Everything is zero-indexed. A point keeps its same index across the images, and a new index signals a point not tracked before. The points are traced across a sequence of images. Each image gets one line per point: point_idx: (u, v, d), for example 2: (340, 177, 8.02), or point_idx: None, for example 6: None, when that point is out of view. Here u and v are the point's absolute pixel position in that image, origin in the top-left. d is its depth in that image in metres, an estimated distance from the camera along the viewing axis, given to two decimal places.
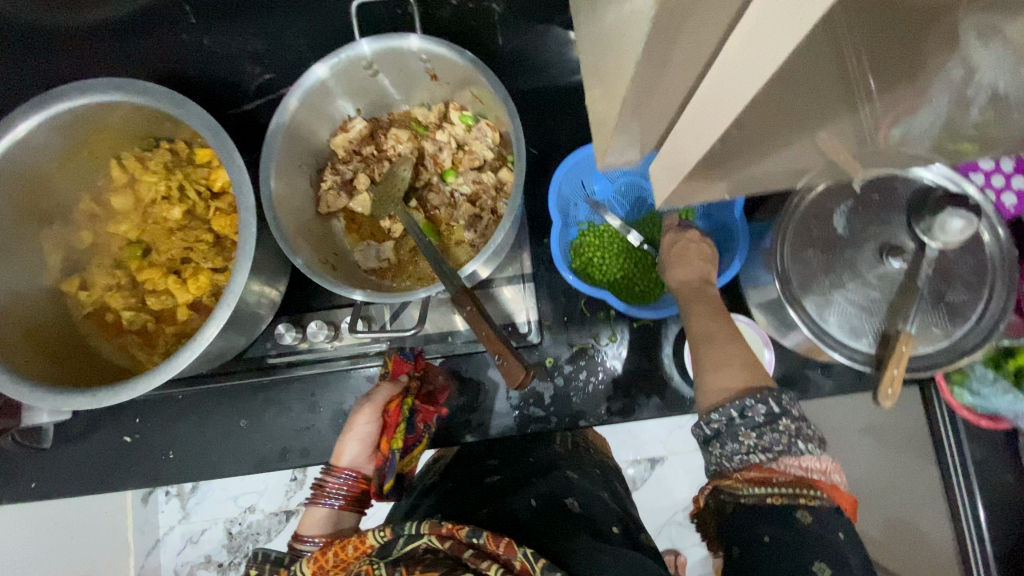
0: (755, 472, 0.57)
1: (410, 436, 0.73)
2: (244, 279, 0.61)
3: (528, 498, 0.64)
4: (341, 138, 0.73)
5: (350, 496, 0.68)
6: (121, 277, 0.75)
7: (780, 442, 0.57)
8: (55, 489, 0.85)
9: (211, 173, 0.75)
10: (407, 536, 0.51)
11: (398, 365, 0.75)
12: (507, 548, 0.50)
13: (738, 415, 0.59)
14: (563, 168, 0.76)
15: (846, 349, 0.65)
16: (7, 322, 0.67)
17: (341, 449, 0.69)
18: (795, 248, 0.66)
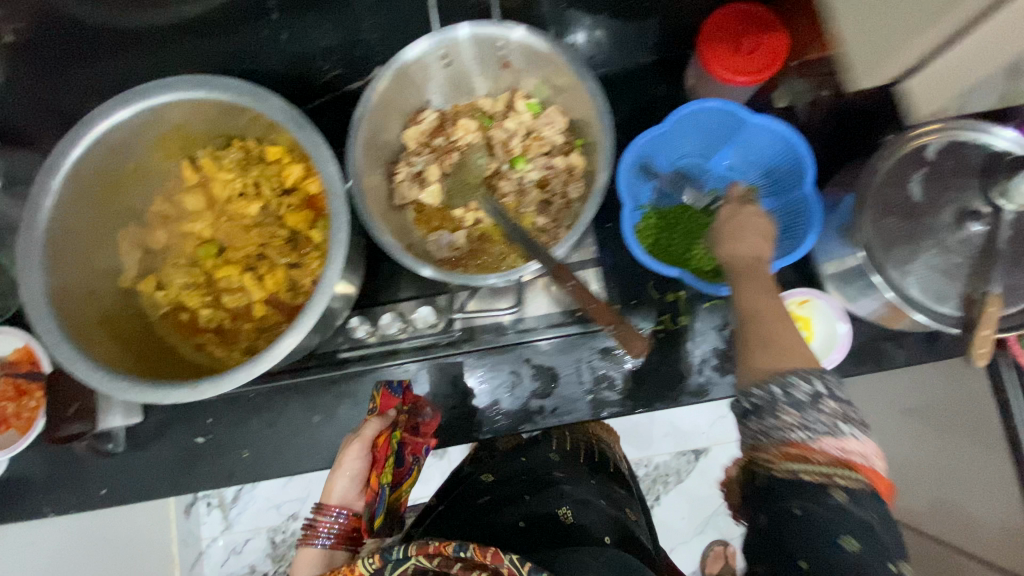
0: (793, 449, 0.51)
1: (400, 470, 0.68)
2: (338, 267, 0.62)
3: (515, 517, 0.65)
4: (413, 130, 0.75)
5: (342, 536, 0.66)
6: (197, 276, 0.76)
7: (823, 422, 0.50)
8: (126, 494, 0.84)
9: (282, 170, 0.75)
10: (394, 561, 0.47)
11: (386, 399, 0.74)
12: (494, 557, 0.46)
13: (782, 392, 0.52)
14: (632, 148, 0.76)
15: (929, 312, 0.64)
16: (92, 321, 0.67)
17: (330, 488, 0.67)
18: (875, 216, 0.67)
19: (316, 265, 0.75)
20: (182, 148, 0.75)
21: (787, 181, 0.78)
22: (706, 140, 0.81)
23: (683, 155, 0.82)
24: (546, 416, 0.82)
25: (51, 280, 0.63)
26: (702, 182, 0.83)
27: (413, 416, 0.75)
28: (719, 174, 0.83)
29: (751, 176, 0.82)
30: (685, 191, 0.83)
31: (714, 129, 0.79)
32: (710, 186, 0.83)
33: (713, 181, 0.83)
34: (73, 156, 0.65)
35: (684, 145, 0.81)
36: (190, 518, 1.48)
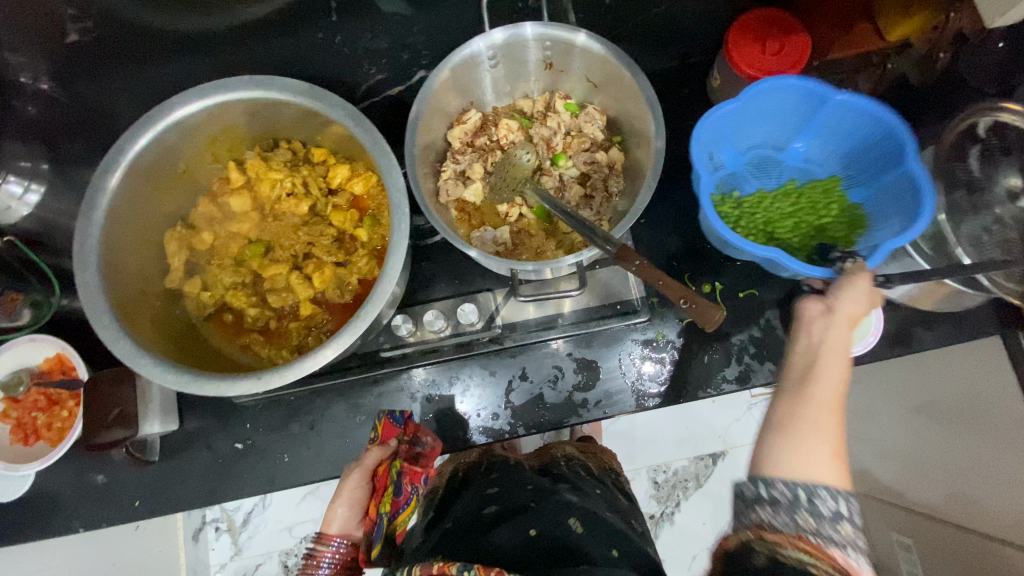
0: (803, 544, 0.45)
1: (397, 498, 0.73)
2: (401, 256, 0.63)
3: (528, 526, 0.69)
4: (458, 129, 0.77)
5: (340, 564, 0.74)
6: (244, 275, 0.76)
7: (840, 537, 0.47)
8: (161, 504, 0.82)
9: (328, 170, 0.77)
10: None
11: (387, 428, 0.78)
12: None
13: (806, 499, 0.48)
14: (709, 123, 0.71)
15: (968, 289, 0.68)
16: (144, 319, 0.67)
17: (330, 516, 0.75)
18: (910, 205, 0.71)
19: (364, 262, 0.75)
20: (229, 150, 0.76)
21: (871, 160, 0.76)
22: (776, 130, 0.80)
23: (754, 146, 0.81)
24: (591, 409, 0.82)
25: (105, 276, 0.63)
26: (776, 172, 0.82)
27: (412, 446, 0.77)
28: (793, 164, 0.82)
29: (827, 162, 0.81)
30: (760, 181, 0.82)
31: (788, 117, 0.78)
32: (785, 176, 0.82)
33: (788, 172, 0.82)
34: (129, 154, 0.65)
35: (753, 135, 0.80)
36: (198, 544, 1.45)
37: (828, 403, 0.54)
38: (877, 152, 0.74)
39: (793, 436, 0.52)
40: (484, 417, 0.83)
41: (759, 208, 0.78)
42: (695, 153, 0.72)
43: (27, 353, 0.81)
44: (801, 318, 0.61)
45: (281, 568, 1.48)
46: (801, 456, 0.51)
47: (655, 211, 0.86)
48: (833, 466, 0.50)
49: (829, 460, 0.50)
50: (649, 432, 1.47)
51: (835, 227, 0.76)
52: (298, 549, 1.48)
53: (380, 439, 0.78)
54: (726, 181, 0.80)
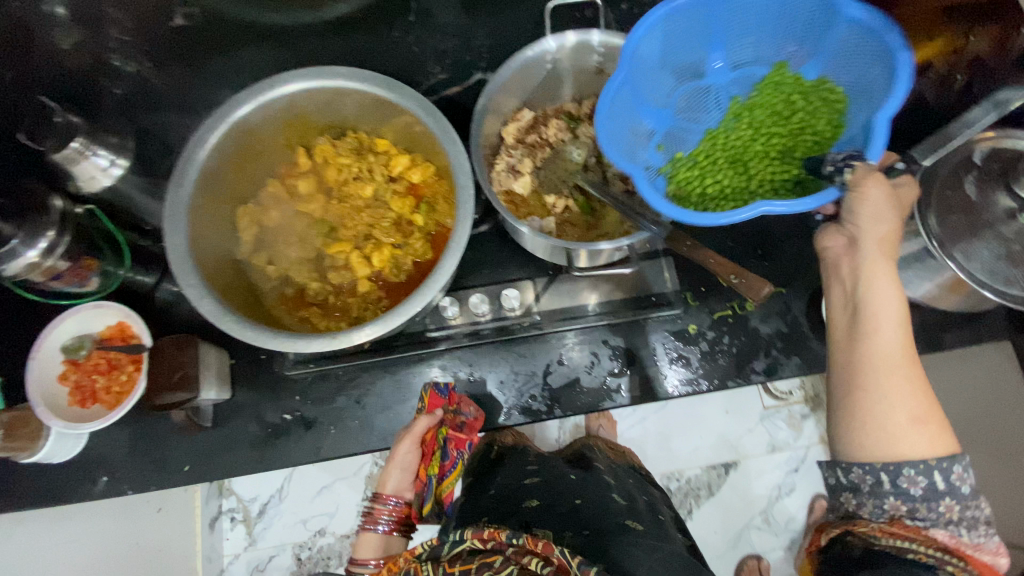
0: (897, 526, 0.61)
1: (444, 462, 0.86)
2: (465, 234, 0.69)
3: (572, 497, 0.75)
4: (512, 127, 0.84)
5: (396, 520, 0.84)
6: (308, 252, 0.81)
7: (934, 515, 0.60)
8: (212, 470, 0.85)
9: (390, 159, 0.82)
10: (451, 541, 0.62)
11: (433, 399, 0.84)
12: (545, 547, 0.57)
13: (889, 480, 0.60)
14: (609, 97, 0.67)
15: (996, 288, 0.73)
16: (220, 285, 0.72)
17: (384, 480, 0.84)
18: (940, 215, 0.77)
19: (420, 245, 0.81)
20: (300, 136, 0.82)
21: (806, 31, 0.71)
22: (686, 62, 0.74)
23: (676, 88, 0.76)
24: (625, 394, 0.86)
25: (191, 242, 0.69)
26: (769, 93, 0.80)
27: (457, 415, 0.83)
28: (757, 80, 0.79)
29: (759, 60, 0.75)
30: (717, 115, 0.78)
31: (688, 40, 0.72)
32: (722, 98, 0.77)
33: (721, 91, 0.77)
34: (217, 134, 0.72)
35: (661, 84, 0.74)
36: (214, 533, 1.39)
37: (896, 359, 0.61)
38: (802, 16, 0.70)
39: (882, 409, 0.61)
40: (523, 399, 0.87)
41: (720, 147, 0.74)
42: (609, 137, 0.68)
43: (92, 320, 0.85)
44: (831, 257, 0.67)
45: (294, 561, 1.42)
46: (890, 439, 0.60)
47: None
48: (922, 434, 0.60)
49: (914, 429, 0.60)
50: (666, 437, 1.48)
51: (809, 116, 0.72)
52: (312, 543, 1.43)
53: (426, 407, 0.83)
54: (668, 142, 0.76)
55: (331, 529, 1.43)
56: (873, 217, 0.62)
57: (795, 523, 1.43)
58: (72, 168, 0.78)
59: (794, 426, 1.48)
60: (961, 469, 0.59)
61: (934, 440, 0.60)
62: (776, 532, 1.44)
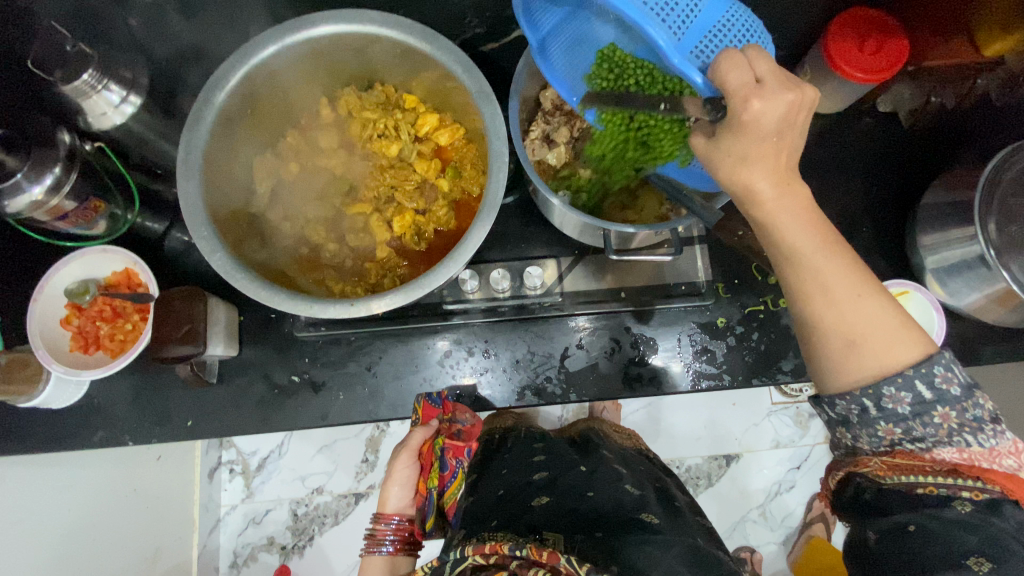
0: (900, 457, 0.53)
1: (444, 472, 0.81)
2: (495, 205, 0.64)
3: (585, 491, 0.73)
4: (550, 91, 0.78)
5: (401, 541, 0.77)
6: (327, 210, 0.77)
7: (936, 432, 0.51)
8: (214, 426, 0.83)
9: (418, 117, 0.77)
10: (453, 561, 0.59)
11: (427, 410, 0.81)
12: (550, 557, 0.56)
13: (874, 407, 0.51)
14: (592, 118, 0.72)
15: None
16: (235, 240, 0.68)
17: (386, 497, 0.79)
18: (1000, 223, 0.70)
19: (444, 213, 0.76)
20: (325, 86, 0.77)
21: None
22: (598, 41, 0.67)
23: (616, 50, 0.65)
24: (643, 383, 0.83)
25: (205, 191, 0.65)
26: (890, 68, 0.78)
27: (454, 423, 0.81)
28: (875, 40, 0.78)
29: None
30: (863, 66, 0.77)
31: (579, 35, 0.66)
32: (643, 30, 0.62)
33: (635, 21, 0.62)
34: (236, 76, 0.66)
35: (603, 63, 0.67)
36: (212, 484, 1.39)
37: (828, 280, 0.51)
38: None
39: (816, 334, 0.52)
40: (537, 380, 0.84)
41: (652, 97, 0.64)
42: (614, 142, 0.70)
43: (97, 265, 0.82)
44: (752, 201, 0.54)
45: (290, 517, 1.42)
46: (845, 361, 0.51)
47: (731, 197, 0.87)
48: (871, 350, 0.50)
49: (856, 351, 0.51)
50: (671, 423, 1.46)
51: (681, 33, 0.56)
52: (309, 500, 1.43)
53: (420, 420, 0.80)
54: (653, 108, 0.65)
55: (329, 488, 1.44)
56: (732, 175, 0.52)
57: (790, 519, 1.43)
58: (82, 102, 0.75)
59: (802, 424, 1.46)
60: (944, 369, 0.49)
61: (873, 359, 0.50)
62: (773, 525, 1.43)
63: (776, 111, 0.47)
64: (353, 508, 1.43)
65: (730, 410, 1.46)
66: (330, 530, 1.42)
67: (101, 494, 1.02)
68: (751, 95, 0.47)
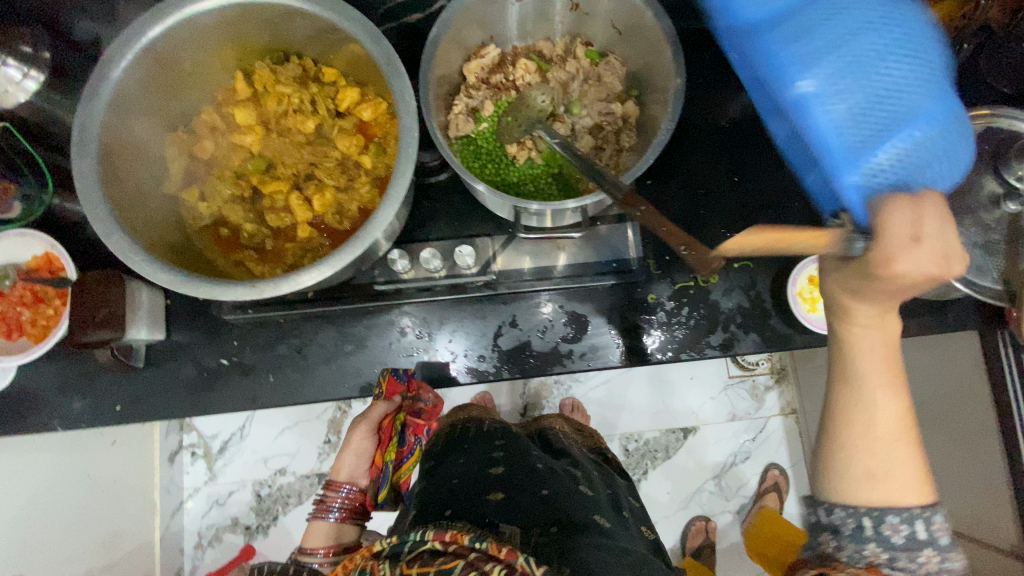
0: (875, 573, 0.51)
1: (402, 448, 0.90)
2: (405, 181, 0.62)
3: (538, 490, 0.71)
4: (474, 63, 0.75)
5: (349, 509, 0.88)
6: (243, 190, 0.75)
7: (918, 567, 0.52)
8: (144, 410, 0.82)
9: (338, 91, 0.75)
10: (411, 542, 0.55)
11: (391, 384, 0.83)
12: (509, 552, 0.52)
13: (872, 528, 0.53)
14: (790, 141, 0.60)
15: (969, 283, 0.69)
16: (141, 218, 0.66)
17: (341, 465, 0.89)
18: None
19: (366, 190, 0.75)
20: (237, 59, 0.74)
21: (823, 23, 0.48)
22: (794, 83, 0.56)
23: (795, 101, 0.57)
24: (575, 360, 0.84)
25: (103, 172, 0.62)
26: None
27: (415, 402, 0.83)
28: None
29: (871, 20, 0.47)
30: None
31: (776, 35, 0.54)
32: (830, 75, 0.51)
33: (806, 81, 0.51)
34: (134, 50, 0.64)
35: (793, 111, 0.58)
36: (173, 467, 1.39)
37: (876, 418, 0.54)
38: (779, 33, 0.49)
39: (844, 454, 0.55)
40: (472, 359, 0.84)
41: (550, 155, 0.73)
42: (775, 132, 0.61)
43: (17, 249, 0.80)
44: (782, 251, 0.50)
45: (254, 497, 1.43)
46: (862, 482, 0.54)
47: (660, 174, 0.87)
48: (882, 483, 0.53)
49: (870, 481, 0.54)
50: (629, 399, 1.48)
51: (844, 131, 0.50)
52: (272, 481, 1.44)
53: (384, 393, 0.83)
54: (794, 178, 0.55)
55: (291, 468, 1.44)
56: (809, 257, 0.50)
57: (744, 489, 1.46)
58: None
59: (756, 397, 1.48)
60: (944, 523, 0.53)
61: (895, 493, 0.53)
62: (726, 495, 1.47)
63: (917, 270, 0.43)
64: (316, 488, 1.44)
65: (684, 385, 1.49)
66: (294, 509, 1.43)
67: (53, 480, 1.01)
68: (896, 253, 0.43)
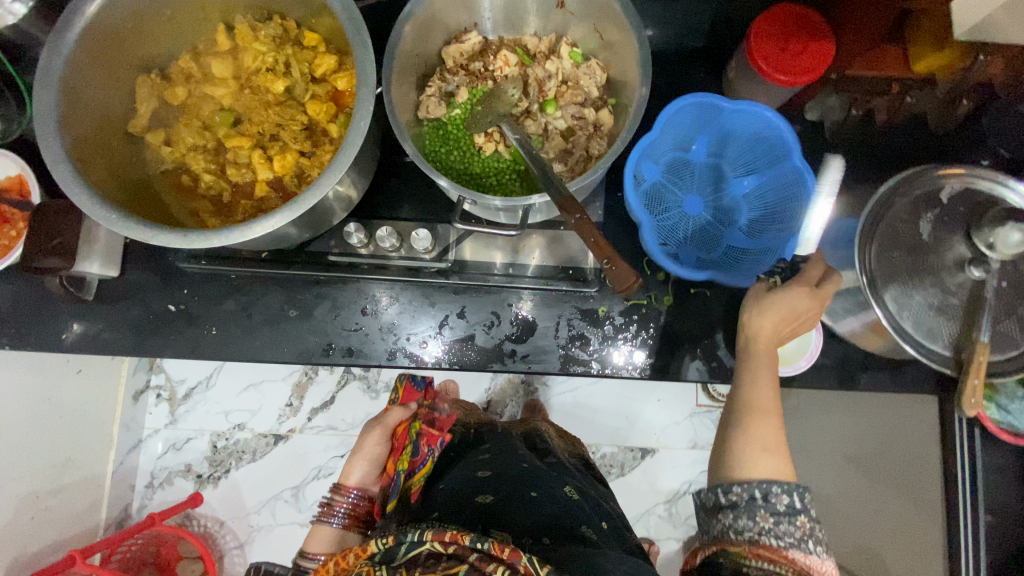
0: (764, 550, 0.53)
1: (415, 458, 0.79)
2: (351, 154, 0.62)
3: (518, 462, 0.76)
4: (454, 48, 0.75)
5: (353, 516, 0.80)
6: (207, 140, 0.75)
7: (794, 533, 0.54)
8: (87, 344, 0.83)
9: (315, 57, 0.75)
10: (410, 542, 0.51)
11: (407, 392, 0.89)
12: (512, 553, 0.49)
13: (761, 498, 0.56)
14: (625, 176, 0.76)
15: (920, 347, 0.67)
16: (96, 154, 0.67)
17: (351, 470, 0.82)
18: (880, 249, 0.69)
19: (327, 159, 0.75)
20: (220, 12, 0.74)
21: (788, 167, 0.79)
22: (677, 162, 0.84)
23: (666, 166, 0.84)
24: (517, 360, 0.83)
25: (63, 100, 0.63)
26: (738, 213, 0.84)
27: (430, 410, 0.86)
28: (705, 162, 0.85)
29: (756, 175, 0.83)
30: (680, 193, 0.84)
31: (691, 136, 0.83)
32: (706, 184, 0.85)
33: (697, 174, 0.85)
34: None
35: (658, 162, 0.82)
36: (136, 405, 1.40)
37: (770, 406, 0.63)
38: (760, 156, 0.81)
39: (747, 430, 0.61)
40: (414, 343, 0.84)
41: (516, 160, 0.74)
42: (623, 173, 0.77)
43: None
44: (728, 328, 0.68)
45: (209, 448, 1.43)
46: (749, 459, 0.59)
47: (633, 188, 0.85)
48: (775, 461, 0.58)
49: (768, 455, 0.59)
50: (593, 411, 1.46)
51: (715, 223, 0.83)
52: (230, 434, 1.44)
53: (400, 400, 0.88)
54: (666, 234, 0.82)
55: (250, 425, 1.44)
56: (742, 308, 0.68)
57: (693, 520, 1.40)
58: None
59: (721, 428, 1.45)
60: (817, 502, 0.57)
61: (787, 469, 0.58)
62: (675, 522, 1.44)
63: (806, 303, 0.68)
64: (270, 448, 1.44)
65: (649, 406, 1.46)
66: (246, 466, 1.43)
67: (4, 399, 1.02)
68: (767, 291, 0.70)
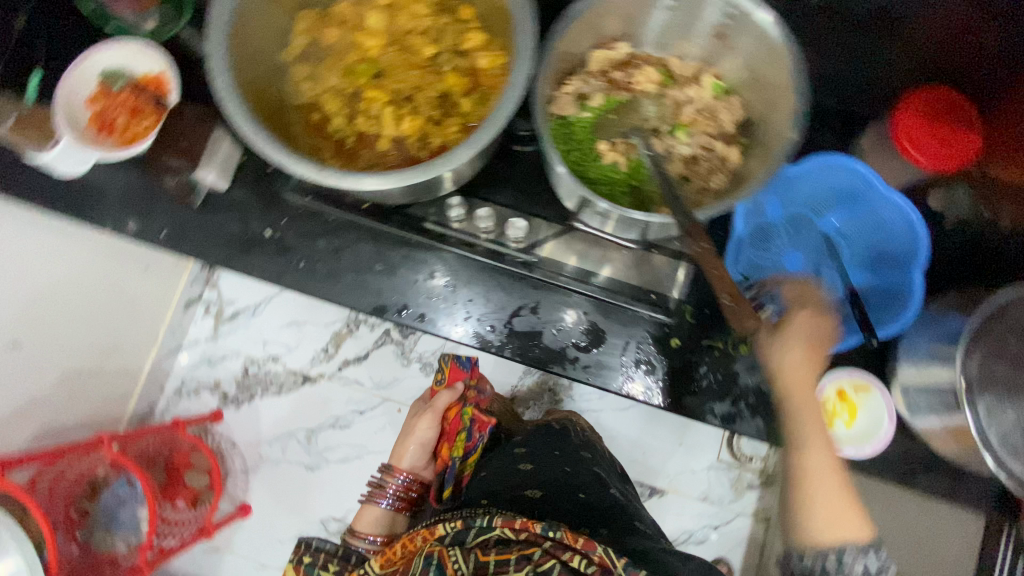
0: None
1: (467, 442, 0.96)
2: (491, 131, 0.63)
3: (564, 466, 0.78)
4: (602, 54, 0.75)
5: (405, 496, 0.96)
6: (346, 85, 0.77)
7: None
8: (182, 247, 0.87)
9: (466, 31, 0.77)
10: (480, 528, 0.67)
11: (455, 371, 0.98)
12: (587, 544, 0.63)
13: (837, 565, 0.56)
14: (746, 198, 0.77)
15: (1003, 465, 0.65)
16: (249, 73, 0.70)
17: (404, 454, 0.96)
18: (986, 357, 0.67)
19: (453, 131, 0.77)
20: None
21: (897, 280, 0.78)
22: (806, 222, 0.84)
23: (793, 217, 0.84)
24: (578, 368, 0.83)
25: (237, 17, 0.66)
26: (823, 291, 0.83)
27: (475, 388, 0.97)
28: (828, 234, 0.85)
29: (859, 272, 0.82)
30: (789, 246, 0.84)
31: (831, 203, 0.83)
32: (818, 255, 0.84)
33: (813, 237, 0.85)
34: None
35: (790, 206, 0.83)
36: None
37: (819, 470, 0.60)
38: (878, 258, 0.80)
39: (801, 503, 0.60)
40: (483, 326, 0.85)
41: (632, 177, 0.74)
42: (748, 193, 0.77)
43: (135, 59, 0.87)
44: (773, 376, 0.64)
45: None
46: (828, 522, 0.58)
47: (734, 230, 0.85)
48: (839, 525, 0.58)
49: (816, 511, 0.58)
50: None
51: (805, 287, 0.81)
52: None
53: (449, 379, 0.98)
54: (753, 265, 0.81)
55: None
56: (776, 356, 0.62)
57: None
58: None
59: None
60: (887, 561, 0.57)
61: (859, 533, 0.57)
62: None
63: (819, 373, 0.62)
64: None
65: None
66: None
67: None
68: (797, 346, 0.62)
